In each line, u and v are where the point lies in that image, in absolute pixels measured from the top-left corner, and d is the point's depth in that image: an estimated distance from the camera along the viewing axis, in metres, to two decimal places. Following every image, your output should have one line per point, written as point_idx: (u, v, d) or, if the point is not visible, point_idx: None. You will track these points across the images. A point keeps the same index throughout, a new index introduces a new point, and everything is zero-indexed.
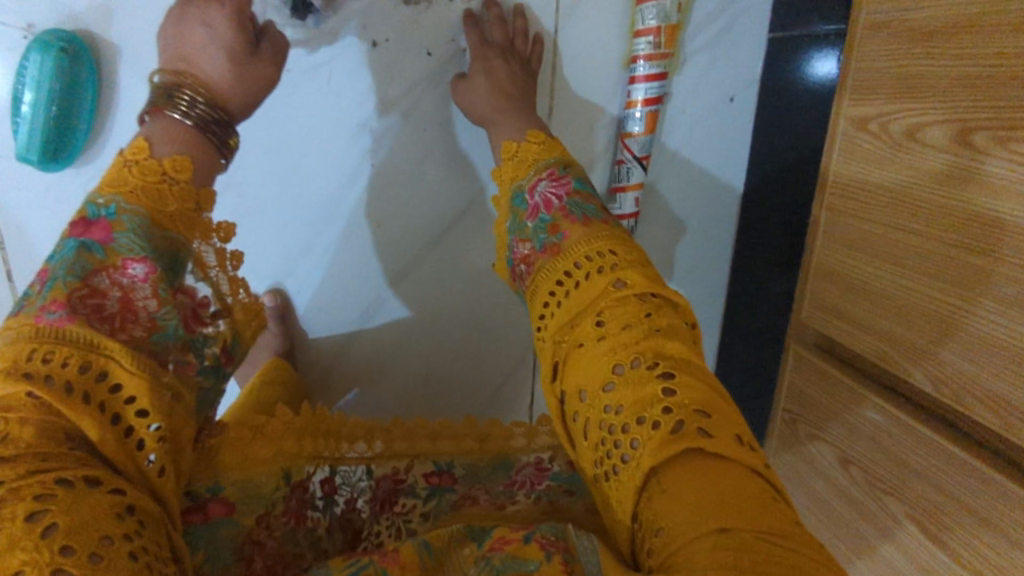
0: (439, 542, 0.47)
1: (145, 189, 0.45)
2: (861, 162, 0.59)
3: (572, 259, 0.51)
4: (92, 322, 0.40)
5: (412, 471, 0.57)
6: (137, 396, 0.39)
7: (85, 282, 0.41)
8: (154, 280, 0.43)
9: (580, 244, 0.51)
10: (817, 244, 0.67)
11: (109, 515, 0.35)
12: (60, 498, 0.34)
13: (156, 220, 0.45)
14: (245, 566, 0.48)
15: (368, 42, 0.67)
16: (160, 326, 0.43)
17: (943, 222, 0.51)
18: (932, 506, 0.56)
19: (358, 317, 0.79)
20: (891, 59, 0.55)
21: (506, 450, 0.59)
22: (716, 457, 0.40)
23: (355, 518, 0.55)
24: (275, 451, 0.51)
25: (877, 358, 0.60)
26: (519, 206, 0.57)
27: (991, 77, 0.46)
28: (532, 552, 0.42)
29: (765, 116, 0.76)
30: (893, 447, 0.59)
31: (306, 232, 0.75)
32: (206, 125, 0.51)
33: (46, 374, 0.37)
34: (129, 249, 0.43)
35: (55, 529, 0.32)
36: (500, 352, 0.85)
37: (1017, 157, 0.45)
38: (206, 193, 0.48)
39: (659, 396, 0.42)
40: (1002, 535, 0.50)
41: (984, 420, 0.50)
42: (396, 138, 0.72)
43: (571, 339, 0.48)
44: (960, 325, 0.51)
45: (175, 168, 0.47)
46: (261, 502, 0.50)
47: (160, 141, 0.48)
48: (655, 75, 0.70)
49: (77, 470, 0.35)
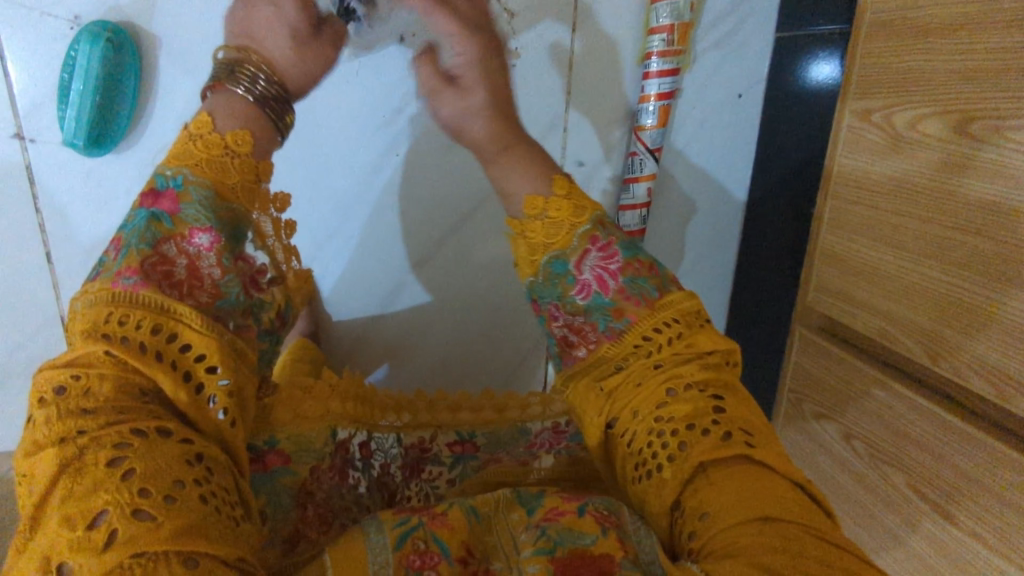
0: (484, 509, 0.50)
1: (210, 160, 0.49)
2: (865, 154, 0.63)
3: (639, 332, 0.51)
4: (162, 287, 0.44)
5: (437, 441, 0.62)
6: (204, 354, 0.43)
7: (156, 249, 0.45)
8: (218, 250, 0.47)
9: (646, 317, 0.51)
10: (822, 233, 0.70)
11: (180, 462, 0.37)
12: (138, 446, 0.37)
13: (220, 192, 0.49)
14: (301, 511, 0.52)
15: (398, 38, 0.71)
16: (223, 294, 0.47)
17: (948, 205, 0.54)
18: (934, 477, 0.59)
19: (383, 299, 0.83)
20: (895, 56, 0.59)
21: (523, 417, 0.64)
22: (764, 467, 0.44)
23: (389, 481, 0.59)
24: (323, 411, 0.55)
25: (880, 338, 0.64)
26: (563, 274, 0.55)
27: (990, 71, 0.50)
28: (589, 527, 0.46)
29: (772, 113, 0.80)
30: (896, 421, 0.63)
31: (332, 219, 0.78)
32: (265, 102, 0.54)
33: (122, 335, 0.41)
34: (195, 219, 0.47)
35: (133, 473, 0.35)
36: (518, 337, 0.88)
37: (1017, 146, 0.48)
38: (264, 165, 0.52)
39: (711, 412, 0.46)
40: (1000, 498, 0.53)
41: (981, 389, 0.54)
42: (422, 128, 0.75)
43: (625, 375, 0.51)
44: (963, 303, 0.54)
45: (237, 141, 0.50)
46: (314, 453, 0.54)
47: (222, 117, 0.51)
48: (668, 71, 0.74)
49: (150, 422, 0.38)
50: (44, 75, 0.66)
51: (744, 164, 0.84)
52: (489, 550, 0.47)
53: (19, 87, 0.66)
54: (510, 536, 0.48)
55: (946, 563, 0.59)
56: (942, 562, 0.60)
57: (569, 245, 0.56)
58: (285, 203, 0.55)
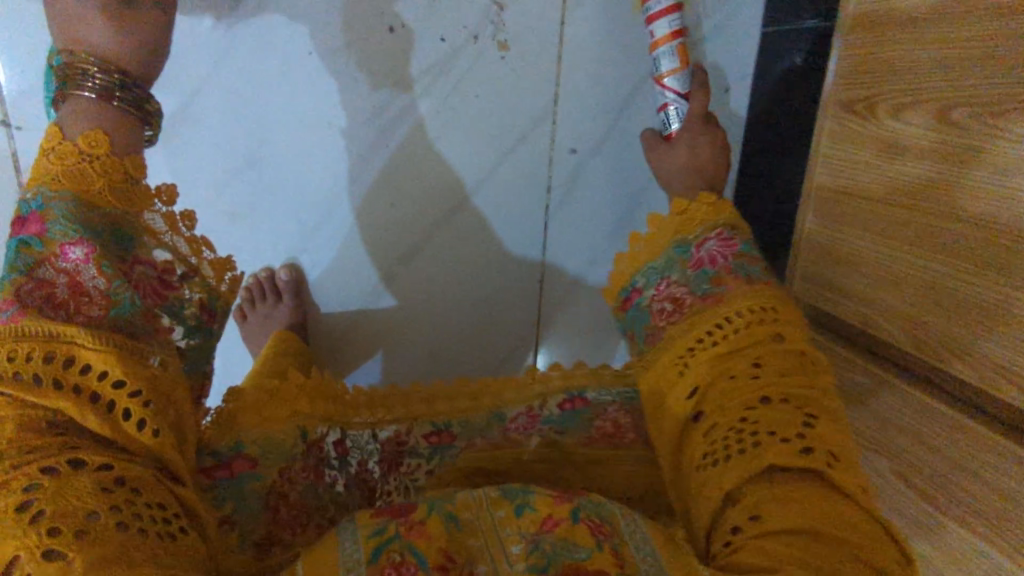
0: (465, 515, 0.48)
1: (66, 171, 0.42)
2: (850, 144, 0.63)
3: (733, 307, 0.53)
4: (43, 312, 0.39)
5: (413, 433, 0.61)
6: (109, 369, 0.38)
7: (31, 277, 0.40)
8: (96, 260, 0.41)
9: (748, 296, 0.53)
10: (808, 224, 0.71)
11: (96, 491, 0.35)
12: (48, 485, 0.34)
13: (83, 200, 0.42)
14: (272, 514, 0.52)
15: (386, 26, 0.71)
16: (115, 302, 0.41)
17: (937, 198, 0.54)
18: (915, 460, 0.60)
19: (366, 293, 0.82)
20: (877, 46, 0.60)
21: (497, 403, 0.64)
22: (833, 489, 0.41)
23: (368, 477, 0.59)
24: (290, 412, 0.53)
25: (863, 325, 0.64)
26: (681, 255, 0.61)
27: (968, 58, 0.51)
28: (582, 538, 0.45)
29: (757, 107, 0.81)
30: (879, 406, 0.63)
31: (320, 210, 0.78)
32: (110, 93, 0.45)
33: (13, 371, 0.36)
34: (64, 234, 0.41)
35: (43, 515, 0.33)
36: (506, 330, 0.89)
37: (996, 130, 0.49)
38: (132, 159, 0.45)
39: (797, 426, 0.44)
40: (981, 479, 0.53)
41: (958, 371, 0.55)
42: (414, 119, 0.76)
43: (718, 371, 0.50)
44: (944, 287, 0.55)
45: (91, 143, 0.43)
46: (282, 457, 0.52)
47: (71, 124, 0.44)
48: (671, 8, 0.71)
49: (61, 455, 0.35)
50: (31, 63, 0.65)
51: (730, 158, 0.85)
52: (475, 554, 0.45)
53: (5, 74, 0.65)
54: (500, 547, 0.45)
55: (940, 553, 0.59)
56: (935, 552, 0.59)
57: (693, 232, 0.62)
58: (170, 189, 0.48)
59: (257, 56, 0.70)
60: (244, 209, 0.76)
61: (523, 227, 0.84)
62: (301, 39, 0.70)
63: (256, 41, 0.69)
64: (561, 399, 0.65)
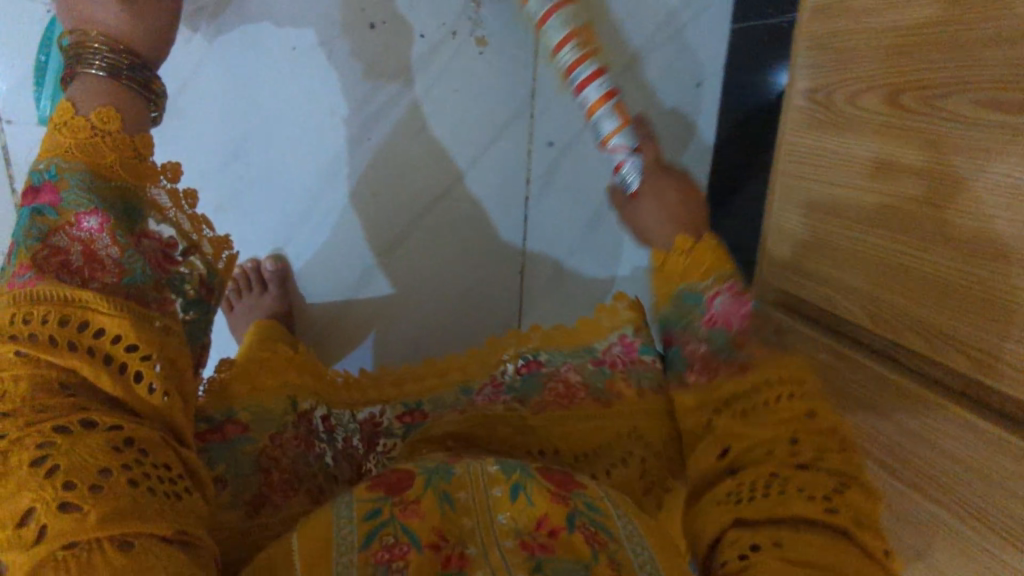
0: (460, 495, 0.45)
1: (80, 144, 0.44)
2: (811, 131, 0.66)
3: (767, 374, 0.46)
4: (60, 277, 0.41)
5: (386, 414, 0.63)
6: (121, 335, 0.40)
7: (45, 244, 0.42)
8: (110, 229, 0.44)
9: (774, 364, 0.47)
10: (773, 211, 0.73)
11: (106, 450, 0.35)
12: (60, 442, 0.35)
13: (97, 172, 0.44)
14: (265, 476, 0.53)
15: (366, 24, 0.74)
16: (128, 271, 0.43)
17: (894, 178, 0.57)
18: (878, 434, 0.62)
19: (350, 284, 0.85)
20: (833, 37, 0.62)
21: (464, 379, 0.67)
22: (860, 550, 0.38)
23: (354, 453, 0.60)
24: (280, 383, 0.57)
25: (827, 306, 0.67)
26: (692, 306, 0.53)
27: (915, 45, 0.53)
28: (576, 548, 0.41)
29: (728, 101, 0.84)
30: (843, 383, 0.65)
31: (305, 201, 0.80)
32: (118, 73, 0.48)
33: (30, 332, 0.38)
34: (79, 204, 0.43)
35: (58, 469, 0.34)
36: (488, 320, 0.91)
37: (940, 114, 0.52)
38: (142, 138, 0.47)
39: (829, 488, 0.40)
40: (937, 448, 0.56)
41: (915, 345, 0.57)
42: (394, 112, 0.78)
43: (742, 433, 0.45)
44: (899, 264, 0.57)
45: (103, 119, 0.45)
46: (272, 422, 0.55)
47: (81, 100, 0.46)
48: (596, 73, 0.60)
49: (72, 415, 0.36)
50: (24, 58, 0.68)
51: (704, 150, 0.87)
52: (466, 533, 0.43)
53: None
54: (492, 528, 0.44)
55: (911, 533, 0.59)
56: (907, 531, 0.60)
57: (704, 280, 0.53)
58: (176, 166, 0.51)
59: (244, 50, 0.72)
60: (233, 200, 0.78)
61: (503, 219, 0.86)
62: (284, 35, 0.72)
63: (242, 35, 0.72)
64: (517, 364, 0.67)
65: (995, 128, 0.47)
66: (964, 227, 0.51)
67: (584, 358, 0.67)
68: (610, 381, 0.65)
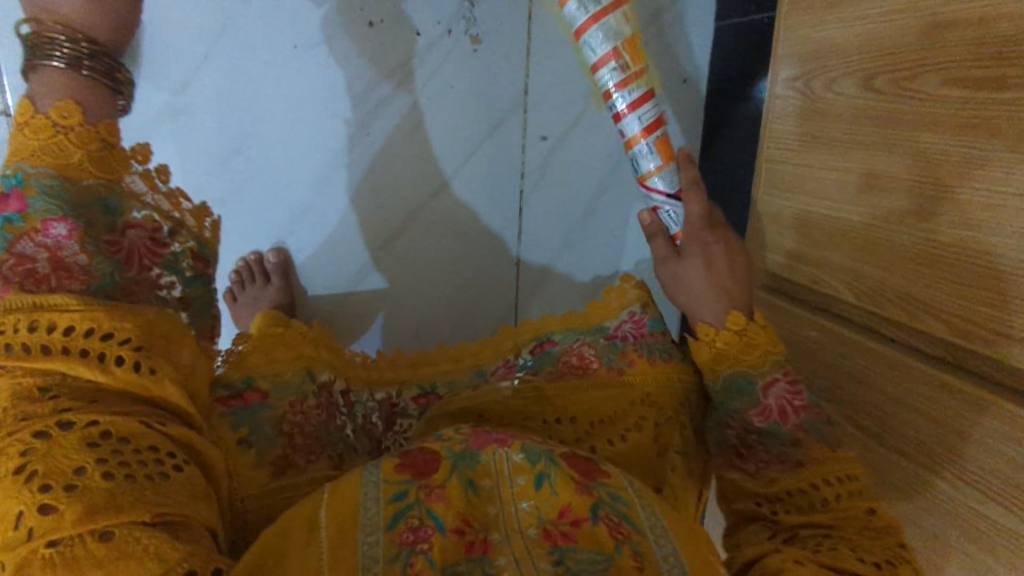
0: (484, 482, 0.46)
1: (44, 146, 0.45)
2: (793, 118, 0.69)
3: (826, 471, 0.48)
4: (26, 286, 0.40)
5: (403, 396, 0.67)
6: (93, 326, 0.39)
7: (12, 252, 0.41)
8: (78, 238, 0.43)
9: (836, 463, 0.48)
10: (760, 195, 0.76)
11: (80, 447, 0.35)
12: (40, 447, 0.35)
13: (64, 175, 0.44)
14: (287, 439, 0.54)
15: (366, 21, 0.76)
16: (95, 277, 0.42)
17: (873, 156, 0.60)
18: (865, 404, 0.64)
19: (352, 275, 0.87)
20: (811, 29, 0.66)
21: (477, 363, 0.71)
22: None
23: (373, 429, 0.64)
24: (295, 355, 0.58)
25: (813, 284, 0.69)
26: (745, 393, 0.53)
27: (887, 31, 0.57)
28: (597, 539, 0.43)
29: (713, 95, 0.88)
30: (830, 357, 0.68)
31: (306, 195, 0.82)
32: (78, 63, 0.46)
33: (5, 343, 0.37)
34: (45, 211, 0.43)
35: (35, 474, 0.34)
36: (488, 310, 0.93)
37: (911, 94, 0.55)
38: (105, 126, 0.47)
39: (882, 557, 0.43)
40: (919, 411, 0.58)
41: (897, 315, 0.60)
42: (394, 107, 0.81)
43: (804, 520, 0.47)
44: (878, 239, 0.60)
45: (63, 115, 0.45)
46: (292, 390, 0.56)
47: (41, 97, 0.46)
48: (639, 99, 0.57)
49: (49, 418, 0.36)
50: None
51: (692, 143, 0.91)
52: (490, 521, 0.44)
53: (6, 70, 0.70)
54: (512, 510, 0.45)
55: (905, 500, 0.61)
56: (898, 499, 0.62)
57: (760, 365, 0.53)
58: (147, 146, 0.51)
59: (244, 51, 0.75)
60: (232, 197, 0.80)
61: (500, 211, 0.89)
62: (286, 33, 0.75)
63: (244, 36, 0.74)
64: (532, 345, 0.70)
65: (960, 103, 0.51)
66: (937, 200, 0.54)
67: (596, 336, 0.68)
68: (622, 352, 0.66)
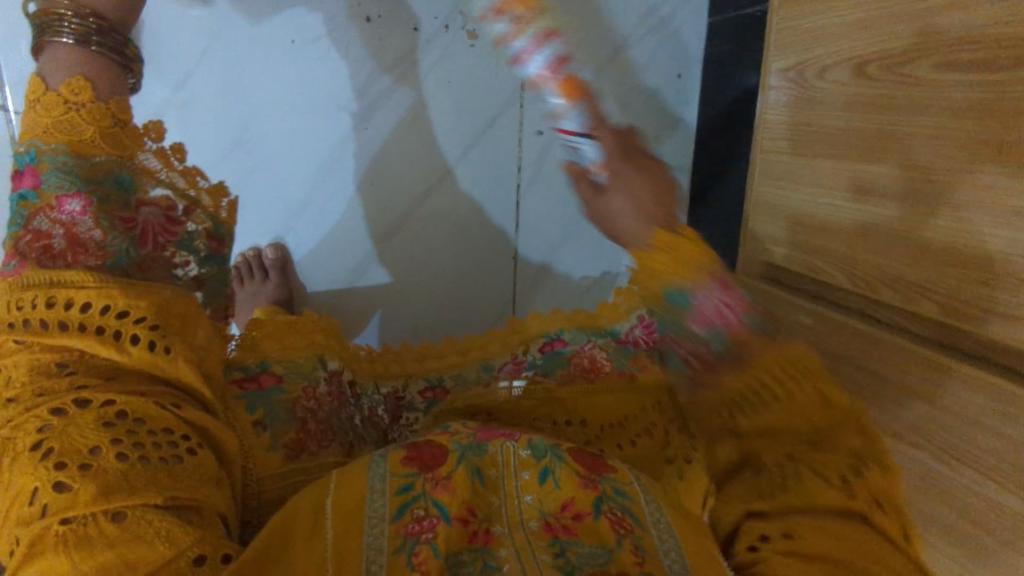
0: (490, 471, 0.46)
1: (57, 123, 0.46)
2: (786, 108, 0.70)
3: (764, 369, 0.39)
4: (43, 263, 0.43)
5: (409, 389, 0.67)
6: (109, 304, 0.41)
7: (29, 228, 0.44)
8: (92, 213, 0.46)
9: (776, 356, 0.39)
10: (755, 186, 0.77)
11: (96, 426, 0.36)
12: (56, 425, 0.36)
13: (76, 150, 0.46)
14: (301, 424, 0.54)
15: (363, 18, 0.77)
16: (111, 253, 0.45)
17: (866, 144, 0.60)
18: (862, 388, 0.64)
19: (351, 270, 0.87)
20: (802, 20, 0.67)
21: (484, 356, 0.70)
22: (876, 532, 0.35)
23: (378, 421, 0.63)
24: (308, 342, 0.60)
25: (808, 271, 0.70)
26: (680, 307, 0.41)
27: (878, 19, 0.58)
28: (598, 534, 0.42)
29: (707, 89, 0.88)
30: (826, 344, 0.69)
31: (304, 190, 0.83)
32: (88, 39, 0.48)
33: (24, 319, 0.39)
34: (59, 186, 0.45)
35: (52, 451, 0.35)
36: (486, 305, 0.94)
37: (903, 79, 0.56)
38: (117, 103, 0.49)
39: (845, 469, 0.36)
40: (913, 393, 0.59)
41: (891, 299, 0.60)
42: (389, 105, 0.81)
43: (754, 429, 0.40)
44: (872, 225, 0.61)
45: (74, 91, 0.47)
46: (301, 375, 0.57)
47: (52, 74, 0.48)
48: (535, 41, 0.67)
49: (67, 396, 0.37)
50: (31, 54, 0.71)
51: (688, 137, 0.92)
52: (492, 511, 0.44)
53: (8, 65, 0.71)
54: (515, 504, 0.45)
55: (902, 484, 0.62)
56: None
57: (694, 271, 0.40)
58: (159, 123, 0.52)
59: (243, 46, 0.75)
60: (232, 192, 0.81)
61: (496, 205, 0.89)
62: (284, 30, 0.76)
63: (242, 32, 0.75)
64: (541, 343, 0.71)
65: (952, 86, 0.52)
66: (929, 184, 0.55)
67: (607, 339, 0.71)
68: (634, 357, 0.70)
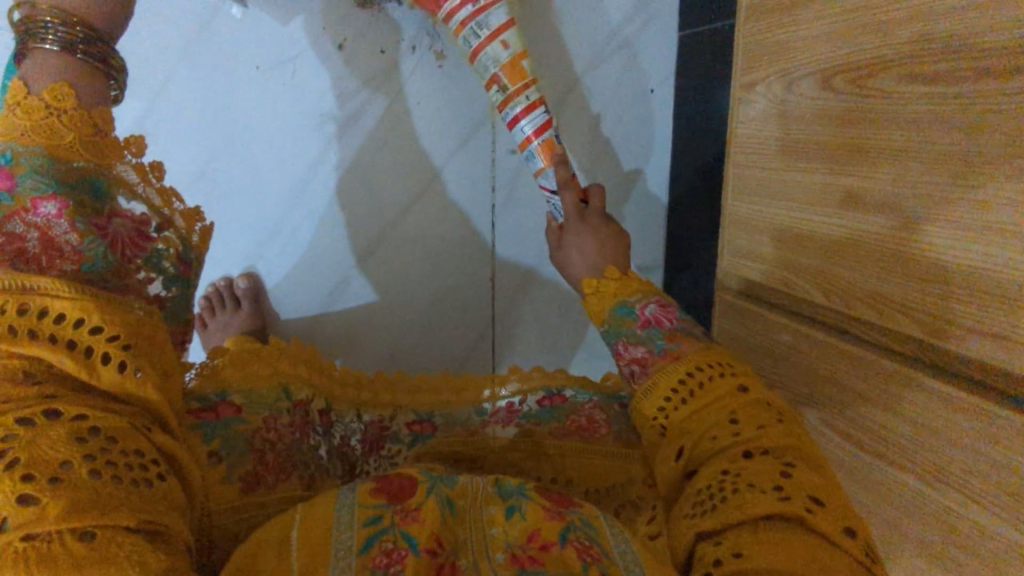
0: (460, 502, 0.44)
1: (36, 125, 0.45)
2: (756, 121, 0.69)
3: (688, 365, 0.50)
4: (16, 265, 0.38)
5: (396, 419, 0.65)
6: (83, 317, 0.36)
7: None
8: (68, 216, 0.43)
9: (700, 354, 0.50)
10: (729, 201, 0.76)
11: (68, 441, 0.32)
12: (24, 434, 0.32)
13: (55, 154, 0.44)
14: (258, 456, 0.53)
15: (333, 43, 0.76)
16: (87, 257, 0.42)
17: (837, 156, 0.59)
18: (844, 407, 0.63)
19: (327, 293, 0.86)
20: (768, 33, 0.66)
21: (479, 399, 0.69)
22: (816, 534, 0.36)
23: (349, 452, 0.62)
24: (273, 370, 0.57)
25: (785, 288, 0.69)
26: (625, 316, 0.56)
27: (842, 30, 0.57)
28: (563, 561, 0.39)
29: (680, 104, 0.88)
30: (806, 362, 0.67)
31: (274, 215, 0.81)
32: (73, 47, 0.48)
33: None
34: (35, 189, 0.42)
35: (18, 462, 0.31)
36: (464, 326, 0.92)
37: (867, 92, 0.55)
38: (99, 113, 0.48)
39: (775, 475, 0.39)
40: (895, 411, 0.57)
41: (867, 314, 0.59)
42: (355, 130, 0.80)
43: (697, 429, 0.46)
44: (848, 237, 0.59)
45: (56, 97, 0.45)
46: (264, 406, 0.55)
47: (34, 79, 0.46)
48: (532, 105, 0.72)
49: (38, 406, 0.33)
50: None
51: (661, 153, 0.91)
52: (460, 544, 0.41)
53: None
54: (483, 536, 0.42)
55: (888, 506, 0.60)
56: (884, 507, 0.60)
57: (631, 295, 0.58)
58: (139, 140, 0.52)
59: (213, 64, 0.74)
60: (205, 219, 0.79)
61: (469, 227, 0.88)
62: (252, 54, 0.75)
63: (210, 57, 0.74)
64: (540, 396, 0.68)
65: (915, 98, 0.51)
66: (901, 196, 0.53)
67: (610, 401, 0.67)
68: None
